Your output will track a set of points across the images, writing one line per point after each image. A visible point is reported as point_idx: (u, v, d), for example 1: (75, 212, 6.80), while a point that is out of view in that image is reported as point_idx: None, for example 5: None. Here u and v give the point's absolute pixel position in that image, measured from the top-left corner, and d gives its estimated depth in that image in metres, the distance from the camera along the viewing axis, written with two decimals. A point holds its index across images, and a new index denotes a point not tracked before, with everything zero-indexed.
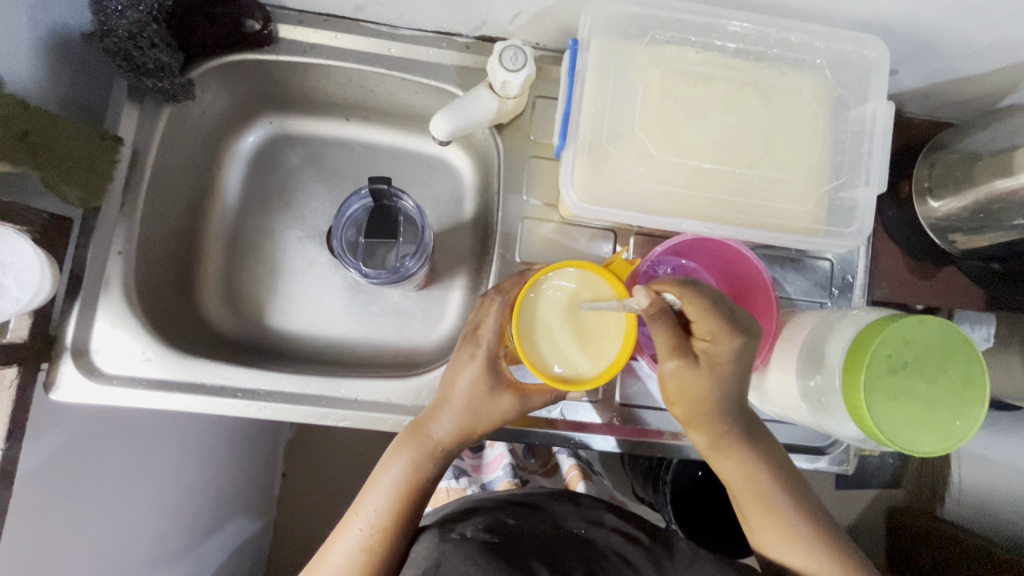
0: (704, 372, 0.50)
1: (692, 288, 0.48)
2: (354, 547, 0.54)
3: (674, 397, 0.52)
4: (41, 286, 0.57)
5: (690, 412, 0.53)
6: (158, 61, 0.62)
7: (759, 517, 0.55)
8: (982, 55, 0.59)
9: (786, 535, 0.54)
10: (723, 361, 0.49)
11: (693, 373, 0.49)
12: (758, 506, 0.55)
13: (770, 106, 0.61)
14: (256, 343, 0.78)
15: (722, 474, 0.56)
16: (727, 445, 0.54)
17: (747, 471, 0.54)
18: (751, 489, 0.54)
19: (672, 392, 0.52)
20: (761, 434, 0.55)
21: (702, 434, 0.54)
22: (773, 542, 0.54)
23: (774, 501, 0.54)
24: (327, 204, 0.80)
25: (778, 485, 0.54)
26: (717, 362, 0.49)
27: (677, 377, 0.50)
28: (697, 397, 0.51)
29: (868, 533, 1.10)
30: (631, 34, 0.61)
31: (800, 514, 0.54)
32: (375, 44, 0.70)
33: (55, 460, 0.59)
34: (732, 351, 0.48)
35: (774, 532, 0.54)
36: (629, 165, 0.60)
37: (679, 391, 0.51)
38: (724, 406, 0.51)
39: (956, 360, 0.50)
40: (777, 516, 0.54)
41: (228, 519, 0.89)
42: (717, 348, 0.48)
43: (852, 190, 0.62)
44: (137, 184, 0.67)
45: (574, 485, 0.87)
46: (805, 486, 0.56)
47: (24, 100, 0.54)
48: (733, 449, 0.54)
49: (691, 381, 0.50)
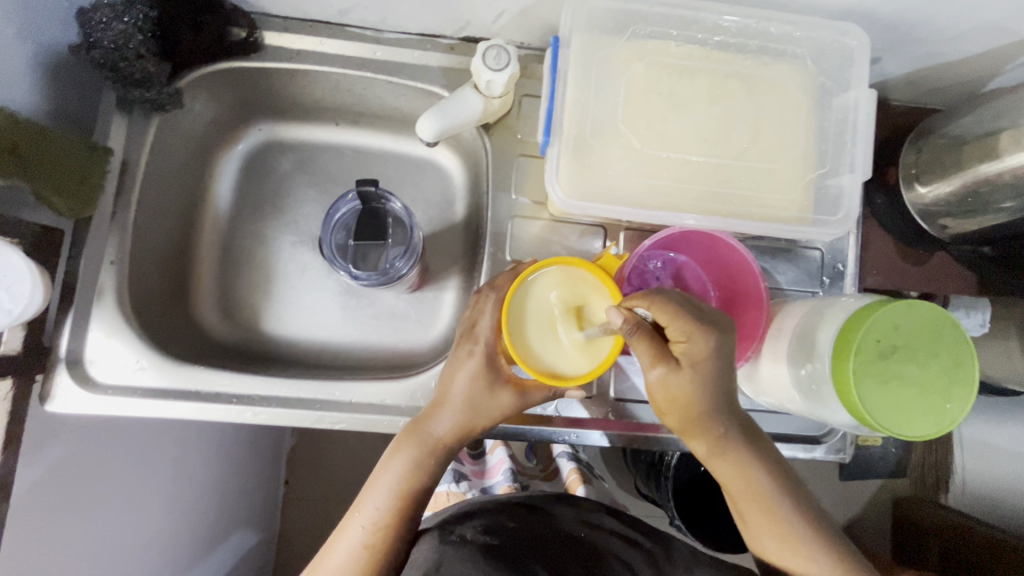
0: (689, 375, 0.49)
1: (656, 294, 0.48)
2: (357, 545, 0.54)
3: (663, 404, 0.52)
4: (33, 297, 0.57)
5: (682, 418, 0.52)
6: (144, 71, 0.63)
7: (758, 518, 0.54)
8: (961, 40, 0.60)
9: (783, 532, 0.53)
10: (702, 360, 0.49)
11: (679, 377, 0.49)
12: (758, 507, 0.54)
13: (754, 97, 0.61)
14: (252, 350, 0.78)
15: (718, 476, 0.55)
16: (722, 443, 0.54)
17: (746, 472, 0.54)
18: (750, 490, 0.54)
19: (663, 399, 0.51)
20: (759, 432, 0.55)
21: (698, 437, 0.54)
22: (767, 541, 0.54)
23: (771, 499, 0.54)
24: (318, 208, 0.81)
25: (777, 484, 0.54)
26: (699, 361, 0.49)
27: (664, 384, 0.50)
28: (687, 401, 0.51)
29: (874, 525, 1.09)
30: (612, 30, 0.61)
31: (798, 515, 0.53)
32: (360, 48, 0.70)
33: (50, 471, 0.58)
34: (708, 348, 0.49)
35: (772, 531, 0.53)
36: (614, 160, 0.61)
37: (669, 398, 0.51)
38: (715, 406, 0.51)
39: (944, 343, 0.50)
40: (776, 516, 0.53)
41: (232, 530, 0.90)
42: (695, 348, 0.49)
43: (838, 178, 0.62)
44: (127, 194, 0.68)
45: (573, 490, 0.85)
46: (804, 488, 0.55)
47: (16, 115, 0.55)
48: (732, 447, 0.53)
49: (678, 386, 0.50)
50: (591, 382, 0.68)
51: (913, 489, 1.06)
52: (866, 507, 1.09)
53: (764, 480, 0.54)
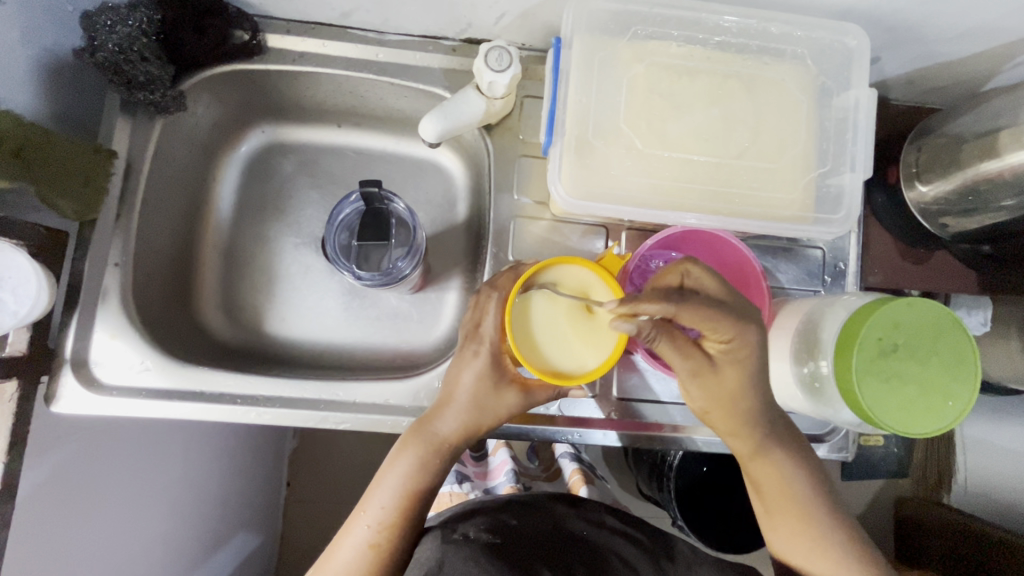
0: (733, 372, 0.50)
1: (683, 298, 0.47)
2: (362, 544, 0.54)
3: (710, 403, 0.52)
4: (38, 298, 0.57)
5: (727, 418, 0.53)
6: (148, 74, 0.63)
7: (791, 524, 0.54)
8: (961, 39, 0.60)
9: (817, 538, 0.53)
10: (744, 356, 0.49)
11: (722, 374, 0.50)
12: (793, 513, 0.54)
13: (754, 97, 0.61)
14: (255, 351, 0.78)
15: (754, 479, 0.56)
16: (765, 446, 0.54)
17: (783, 473, 0.54)
18: (787, 492, 0.54)
19: (708, 398, 0.52)
20: (797, 436, 0.56)
21: (744, 439, 0.54)
22: (801, 550, 0.54)
23: (802, 502, 0.54)
24: (320, 210, 0.81)
25: (814, 486, 0.55)
26: (740, 358, 0.50)
27: (708, 381, 0.51)
28: (735, 399, 0.51)
29: (876, 525, 1.09)
30: (613, 31, 0.61)
31: (830, 518, 0.54)
32: (363, 51, 0.71)
33: (54, 474, 0.58)
34: (751, 344, 0.49)
35: (806, 536, 0.53)
36: (615, 159, 0.61)
37: (717, 397, 0.51)
38: (759, 408, 0.52)
39: (945, 342, 0.50)
40: (810, 520, 0.54)
41: (233, 532, 0.89)
42: (736, 347, 0.49)
43: (839, 177, 0.62)
44: (132, 195, 0.68)
45: (575, 490, 0.85)
46: (832, 490, 0.56)
47: (21, 118, 0.55)
48: (772, 448, 0.54)
49: (724, 383, 0.51)
50: (593, 381, 0.69)
51: (916, 489, 1.06)
52: (868, 507, 1.09)
53: (801, 484, 0.54)
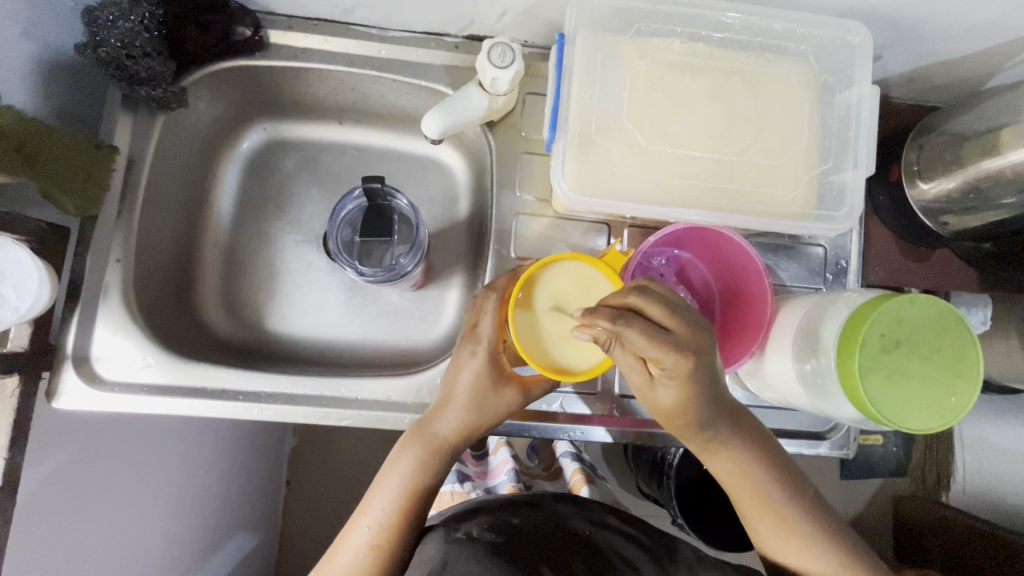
0: (672, 387, 0.48)
1: (626, 321, 0.44)
2: (364, 546, 0.54)
3: (656, 408, 0.52)
4: (39, 294, 0.57)
5: (675, 422, 0.53)
6: (150, 69, 0.63)
7: (758, 515, 0.55)
8: (963, 37, 0.60)
9: (782, 528, 0.54)
10: (681, 377, 0.47)
11: (663, 388, 0.49)
12: (757, 503, 0.55)
13: (756, 94, 0.61)
14: (256, 348, 0.78)
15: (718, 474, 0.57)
16: (716, 444, 0.55)
17: (740, 468, 0.55)
18: (747, 485, 0.55)
19: (655, 404, 0.52)
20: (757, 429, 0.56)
21: (694, 439, 0.55)
22: (770, 538, 0.55)
23: (771, 499, 0.54)
24: (321, 207, 0.81)
25: (776, 478, 0.55)
26: (678, 379, 0.47)
27: (652, 390, 0.50)
28: (676, 409, 0.51)
29: (875, 524, 1.09)
30: (616, 28, 0.62)
31: (798, 508, 0.54)
32: (365, 47, 0.71)
33: (55, 472, 0.58)
34: (688, 368, 0.46)
35: (773, 526, 0.54)
36: (618, 156, 0.61)
37: (660, 404, 0.51)
38: (702, 414, 0.52)
39: (947, 337, 0.50)
40: (774, 511, 0.54)
41: (233, 532, 0.89)
42: (672, 369, 0.46)
43: (840, 174, 0.62)
44: (133, 191, 0.68)
45: (577, 489, 0.85)
46: (803, 479, 0.56)
47: (23, 113, 0.55)
48: (725, 446, 0.55)
49: (665, 395, 0.50)
50: (595, 379, 0.68)
51: (915, 488, 1.06)
52: (867, 506, 1.09)
53: (762, 476, 0.55)
